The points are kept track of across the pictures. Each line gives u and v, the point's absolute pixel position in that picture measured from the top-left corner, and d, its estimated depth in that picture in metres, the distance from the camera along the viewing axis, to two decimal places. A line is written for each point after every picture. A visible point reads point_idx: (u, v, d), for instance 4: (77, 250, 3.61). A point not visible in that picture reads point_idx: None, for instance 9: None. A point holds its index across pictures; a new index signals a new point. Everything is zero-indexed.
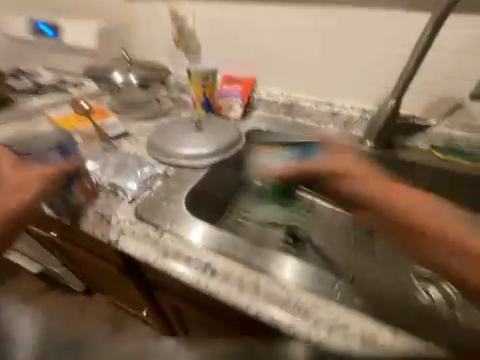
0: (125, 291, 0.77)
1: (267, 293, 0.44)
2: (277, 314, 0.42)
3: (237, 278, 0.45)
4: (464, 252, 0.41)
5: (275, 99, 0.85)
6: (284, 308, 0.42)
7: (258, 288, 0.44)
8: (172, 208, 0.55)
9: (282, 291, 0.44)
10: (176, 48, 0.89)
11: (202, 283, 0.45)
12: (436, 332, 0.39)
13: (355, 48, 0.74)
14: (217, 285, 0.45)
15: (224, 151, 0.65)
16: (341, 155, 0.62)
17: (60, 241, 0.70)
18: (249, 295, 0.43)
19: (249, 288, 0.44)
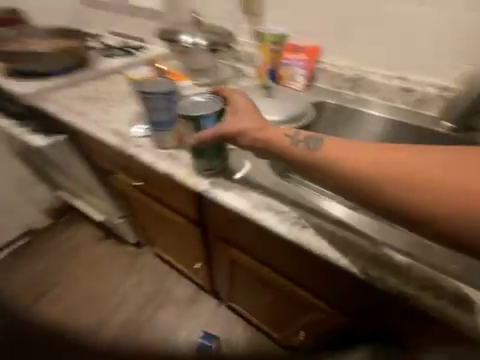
0: (183, 243, 0.87)
1: (360, 250, 0.42)
2: (377, 272, 0.40)
3: (328, 231, 0.44)
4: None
5: (340, 71, 0.80)
6: (382, 267, 0.41)
7: (350, 243, 0.43)
8: (251, 163, 0.54)
9: (374, 248, 0.43)
10: (238, 8, 0.83)
11: (291, 235, 0.44)
12: None
13: (455, 14, 0.63)
14: (308, 236, 0.43)
15: (297, 120, 0.64)
16: (243, 121, 0.44)
17: (131, 193, 0.78)
18: (343, 250, 0.42)
19: (342, 242, 0.43)
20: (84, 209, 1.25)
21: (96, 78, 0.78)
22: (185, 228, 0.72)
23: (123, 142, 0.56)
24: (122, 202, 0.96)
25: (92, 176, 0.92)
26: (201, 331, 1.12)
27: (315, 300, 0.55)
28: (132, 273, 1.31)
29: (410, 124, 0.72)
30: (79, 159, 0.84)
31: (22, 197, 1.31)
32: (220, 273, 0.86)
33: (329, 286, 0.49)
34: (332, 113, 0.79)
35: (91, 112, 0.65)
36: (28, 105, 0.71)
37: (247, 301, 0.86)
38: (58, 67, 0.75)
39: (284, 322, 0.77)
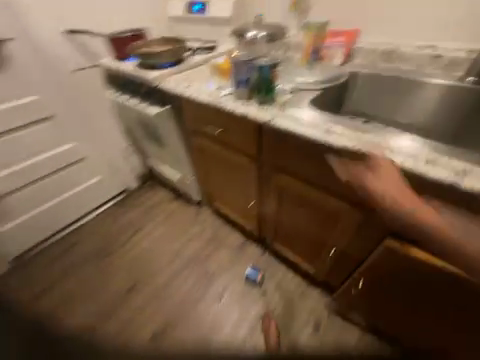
0: (243, 185, 1.16)
1: (374, 145, 0.62)
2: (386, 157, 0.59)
3: (353, 137, 0.65)
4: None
5: (375, 48, 0.97)
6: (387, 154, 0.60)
7: (365, 142, 0.63)
8: (299, 102, 0.77)
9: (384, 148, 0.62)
10: (290, 10, 1.09)
11: (326, 140, 0.65)
12: None
13: None
14: (338, 140, 0.64)
15: (334, 81, 0.86)
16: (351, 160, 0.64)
17: (210, 145, 1.12)
18: (363, 146, 0.62)
19: (363, 142, 0.63)
20: (167, 171, 1.69)
21: (189, 67, 1.13)
22: (246, 167, 1.01)
23: (215, 99, 0.86)
24: (198, 159, 1.32)
25: (179, 139, 1.30)
26: (250, 267, 1.42)
27: (343, 205, 0.77)
28: (197, 223, 1.72)
29: (440, 84, 0.86)
30: (175, 125, 1.22)
31: (124, 163, 1.82)
32: (269, 208, 1.12)
33: (353, 188, 0.70)
34: (365, 81, 0.97)
35: (191, 86, 0.98)
36: (151, 84, 1.10)
37: (290, 233, 1.11)
38: (168, 60, 1.12)
39: (320, 244, 0.99)
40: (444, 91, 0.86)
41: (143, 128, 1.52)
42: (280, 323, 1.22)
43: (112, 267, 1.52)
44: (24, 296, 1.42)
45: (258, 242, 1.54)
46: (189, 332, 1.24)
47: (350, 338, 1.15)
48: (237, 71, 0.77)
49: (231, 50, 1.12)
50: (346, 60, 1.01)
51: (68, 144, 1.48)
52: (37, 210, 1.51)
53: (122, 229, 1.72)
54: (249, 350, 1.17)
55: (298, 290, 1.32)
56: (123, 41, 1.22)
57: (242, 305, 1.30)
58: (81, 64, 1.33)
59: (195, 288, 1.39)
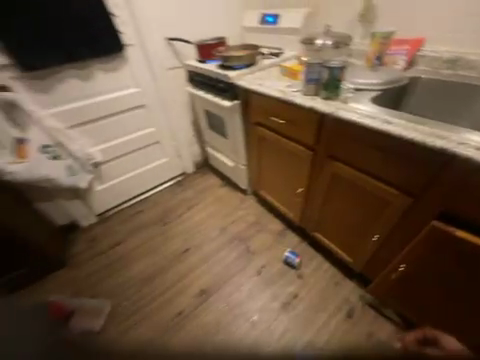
0: (293, 173, 1.31)
1: (429, 134, 0.71)
2: (439, 144, 0.68)
3: (408, 126, 0.75)
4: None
5: (439, 55, 1.03)
6: (440, 141, 0.68)
7: (420, 131, 0.73)
8: (359, 98, 0.91)
9: (438, 136, 0.70)
10: (356, 21, 1.22)
11: (382, 128, 0.77)
12: None
13: None
14: (394, 128, 0.75)
15: (395, 82, 0.96)
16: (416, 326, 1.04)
17: (270, 135, 1.30)
18: (418, 134, 0.71)
19: (418, 131, 0.73)
20: (221, 158, 1.93)
21: (260, 69, 1.35)
22: (301, 155, 1.16)
23: (284, 94, 1.05)
24: (254, 148, 1.52)
25: (241, 129, 1.52)
26: (288, 250, 1.53)
27: (391, 191, 0.86)
28: (242, 208, 1.91)
29: None
30: (240, 117, 1.45)
31: (187, 149, 2.14)
32: (316, 196, 1.24)
33: (403, 173, 0.79)
34: (423, 86, 1.04)
35: (263, 83, 1.19)
36: (227, 81, 1.34)
37: (333, 219, 1.21)
38: (243, 62, 1.35)
39: (363, 230, 1.07)
40: None
41: (209, 119, 1.79)
42: (314, 304, 1.30)
43: (168, 232, 1.80)
44: (102, 243, 1.75)
45: (297, 232, 1.65)
46: (230, 295, 1.38)
47: (385, 333, 1.17)
48: (309, 70, 0.93)
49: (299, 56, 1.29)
50: (407, 68, 1.09)
51: (151, 127, 1.84)
52: (121, 177, 1.90)
53: (179, 204, 2.03)
54: (284, 321, 1.25)
55: (333, 278, 1.39)
56: (208, 47, 1.51)
57: (278, 283, 1.40)
58: (171, 65, 1.65)
59: (236, 261, 1.54)
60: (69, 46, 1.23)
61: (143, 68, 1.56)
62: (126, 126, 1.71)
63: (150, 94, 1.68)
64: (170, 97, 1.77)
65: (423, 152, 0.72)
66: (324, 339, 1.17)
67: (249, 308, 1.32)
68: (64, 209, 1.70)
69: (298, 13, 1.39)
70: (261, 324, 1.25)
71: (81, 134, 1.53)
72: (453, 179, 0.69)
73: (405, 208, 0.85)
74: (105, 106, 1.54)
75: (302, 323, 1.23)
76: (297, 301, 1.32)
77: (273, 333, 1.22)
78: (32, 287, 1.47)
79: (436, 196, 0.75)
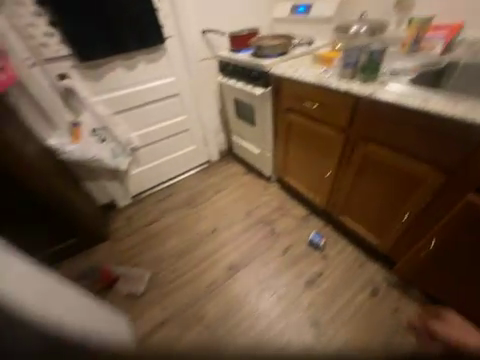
0: (322, 156, 1.37)
1: (467, 110, 0.76)
2: (477, 118, 0.72)
3: (446, 104, 0.80)
4: None
5: (478, 40, 1.05)
6: (479, 116, 0.73)
7: (459, 108, 0.77)
8: (396, 80, 0.96)
9: (477, 112, 0.74)
10: (391, 8, 1.24)
11: (420, 106, 0.82)
12: None
13: None
14: (431, 106, 0.80)
15: (432, 67, 1.01)
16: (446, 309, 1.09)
17: (301, 121, 1.37)
18: (456, 111, 0.76)
19: (456, 108, 0.77)
20: (247, 146, 2.01)
21: (292, 57, 1.41)
22: (332, 138, 1.22)
23: (320, 79, 1.11)
24: (282, 135, 1.59)
25: (271, 116, 1.59)
26: (313, 232, 1.60)
27: (424, 169, 0.91)
28: (266, 193, 2.00)
29: None
30: (270, 103, 1.52)
31: (214, 138, 2.24)
32: (344, 179, 1.30)
33: (437, 150, 0.85)
34: (463, 69, 1.04)
35: (297, 70, 1.25)
36: (261, 70, 1.41)
37: (361, 201, 1.27)
38: (276, 52, 1.43)
39: (393, 209, 1.12)
40: None
41: (238, 108, 1.88)
42: (339, 281, 1.37)
43: (197, 214, 1.92)
44: (137, 221, 1.90)
45: (321, 216, 1.72)
46: (258, 270, 1.48)
47: (409, 309, 1.22)
48: (349, 55, 1.00)
49: (333, 43, 1.33)
50: (445, 52, 1.07)
51: (183, 115, 1.96)
52: (155, 161, 2.05)
53: (206, 189, 2.15)
54: (310, 295, 1.33)
55: (358, 259, 1.45)
56: (245, 38, 1.60)
57: (303, 262, 1.48)
58: (205, 56, 1.75)
59: (262, 242, 1.64)
60: (119, 37, 1.36)
61: (180, 58, 1.67)
62: (161, 114, 1.84)
63: (184, 83, 1.79)
64: (201, 86, 1.88)
65: (461, 128, 0.77)
66: (350, 312, 1.24)
67: (277, 282, 1.41)
68: (106, 189, 1.87)
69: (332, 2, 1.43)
70: (289, 296, 1.34)
71: (122, 120, 1.68)
72: None
73: (437, 184, 0.90)
74: (145, 94, 1.67)
75: (328, 297, 1.31)
76: (322, 278, 1.39)
77: (300, 304, 1.30)
78: (79, 256, 1.65)
79: (470, 171, 0.79)
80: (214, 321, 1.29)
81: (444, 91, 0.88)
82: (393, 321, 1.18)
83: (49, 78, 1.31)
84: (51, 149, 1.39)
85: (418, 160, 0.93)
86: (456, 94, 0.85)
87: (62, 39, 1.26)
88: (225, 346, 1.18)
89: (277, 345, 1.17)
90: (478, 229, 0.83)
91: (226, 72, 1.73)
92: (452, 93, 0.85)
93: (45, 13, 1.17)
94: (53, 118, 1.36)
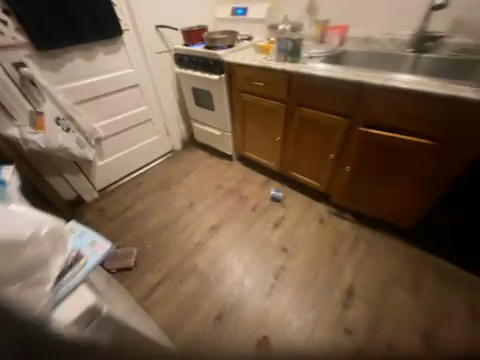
0: (271, 125, 1.75)
1: (351, 73, 1.23)
2: (355, 77, 1.19)
3: (339, 72, 1.26)
4: (405, 213, 1.43)
5: (357, 36, 1.59)
6: (355, 76, 1.20)
7: (347, 73, 1.24)
8: (312, 61, 1.41)
9: (355, 75, 1.22)
10: (304, 13, 1.72)
11: (325, 75, 1.27)
12: (413, 80, 1.11)
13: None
14: (331, 74, 1.26)
15: (330, 52, 1.49)
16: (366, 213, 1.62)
17: (252, 99, 1.72)
18: (345, 76, 1.22)
19: (346, 74, 1.24)
20: (208, 129, 2.26)
21: (238, 49, 1.75)
22: (277, 109, 1.62)
23: (264, 64, 1.49)
24: (238, 114, 1.92)
25: (227, 99, 1.89)
26: (274, 190, 1.99)
27: (336, 119, 1.38)
28: (231, 169, 2.29)
29: (416, 65, 1.37)
30: (226, 87, 1.82)
31: (176, 126, 2.40)
32: (289, 140, 1.71)
33: (340, 103, 1.32)
34: (354, 56, 1.55)
35: (244, 58, 1.60)
36: (216, 59, 1.71)
37: (302, 154, 1.70)
38: (223, 44, 1.76)
39: (323, 154, 1.58)
40: (421, 70, 1.37)
41: (196, 96, 2.12)
42: (297, 219, 1.77)
43: (171, 194, 2.05)
44: (110, 210, 1.92)
45: (277, 178, 2.13)
46: (235, 226, 1.76)
47: (344, 225, 1.70)
48: (281, 44, 1.42)
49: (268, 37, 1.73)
50: (341, 44, 1.58)
51: (144, 106, 2.06)
52: (120, 153, 2.06)
53: (175, 173, 2.28)
54: (278, 233, 1.69)
55: (308, 202, 1.89)
56: (194, 33, 1.86)
57: (269, 213, 1.84)
58: (161, 49, 1.94)
59: (234, 205, 1.92)
60: (79, 28, 1.44)
61: (137, 50, 1.81)
62: (123, 104, 1.90)
63: (142, 74, 1.92)
64: (159, 77, 2.04)
65: (350, 86, 1.23)
66: (307, 237, 1.65)
67: (252, 231, 1.72)
68: (72, 184, 1.81)
69: (263, 7, 1.84)
70: (262, 238, 1.67)
71: (85, 110, 1.70)
72: (366, 99, 1.22)
73: (344, 127, 1.37)
74: (105, 84, 1.73)
75: (291, 231, 1.69)
76: (285, 219, 1.78)
77: (271, 241, 1.64)
78: None
79: (360, 113, 1.27)
80: (205, 269, 1.50)
81: (339, 66, 1.36)
82: (335, 235, 1.65)
83: (6, 66, 1.29)
84: (11, 139, 1.36)
85: (331, 113, 1.39)
86: (346, 67, 1.34)
87: (18, 29, 1.28)
88: (217, 283, 1.43)
89: (259, 271, 1.48)
90: (369, 149, 1.33)
91: (182, 63, 1.95)
92: (343, 66, 1.34)
93: None
94: (12, 109, 1.35)
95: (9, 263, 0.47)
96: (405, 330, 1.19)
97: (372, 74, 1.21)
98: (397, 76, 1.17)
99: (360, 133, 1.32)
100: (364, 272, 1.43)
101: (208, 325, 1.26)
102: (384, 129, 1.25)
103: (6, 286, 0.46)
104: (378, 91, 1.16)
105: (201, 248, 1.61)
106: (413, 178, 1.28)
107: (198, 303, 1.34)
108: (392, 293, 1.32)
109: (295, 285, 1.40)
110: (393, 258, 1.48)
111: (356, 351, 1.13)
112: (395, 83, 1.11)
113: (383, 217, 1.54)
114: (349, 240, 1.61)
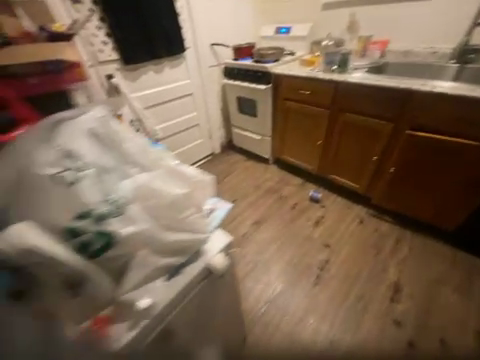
0: (313, 129, 1.89)
1: (398, 81, 1.36)
2: (403, 85, 1.32)
3: (385, 80, 1.40)
4: (451, 215, 1.46)
5: (397, 49, 1.73)
6: (403, 84, 1.33)
7: (394, 81, 1.37)
8: (358, 72, 1.57)
9: (402, 83, 1.34)
10: (345, 30, 1.91)
11: (372, 83, 1.41)
12: (461, 88, 1.21)
13: (451, 17, 1.49)
14: (378, 82, 1.40)
15: (373, 64, 1.64)
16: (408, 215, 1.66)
17: (296, 106, 1.90)
18: (392, 83, 1.35)
19: (393, 82, 1.37)
20: (249, 134, 2.46)
21: (284, 62, 1.96)
22: (321, 114, 1.77)
23: (312, 74, 1.67)
24: (280, 120, 2.09)
25: (271, 106, 2.09)
26: (312, 191, 2.10)
27: (381, 123, 1.50)
28: (267, 171, 2.45)
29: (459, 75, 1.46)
30: (271, 96, 2.02)
31: (217, 131, 2.64)
32: (330, 143, 1.84)
33: (387, 108, 1.44)
34: (395, 67, 1.68)
35: (291, 70, 1.80)
36: (265, 71, 1.92)
37: (344, 156, 1.80)
38: (271, 58, 1.98)
39: (365, 156, 1.68)
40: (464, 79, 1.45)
41: (240, 104, 2.34)
42: (336, 218, 1.86)
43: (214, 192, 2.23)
44: None
45: (313, 181, 2.24)
46: (276, 222, 1.89)
47: (385, 226, 1.75)
48: (328, 59, 1.63)
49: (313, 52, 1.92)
50: (381, 56, 1.73)
51: (194, 112, 2.31)
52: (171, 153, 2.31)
53: (216, 174, 2.48)
54: (319, 230, 1.78)
55: (346, 203, 1.97)
56: (244, 50, 2.12)
57: (308, 212, 1.95)
58: (213, 63, 2.21)
59: (274, 203, 2.06)
60: (157, 46, 1.73)
61: (194, 64, 2.10)
62: (178, 110, 2.17)
63: (196, 84, 2.19)
64: (209, 88, 2.30)
65: (397, 92, 1.36)
66: (348, 235, 1.72)
67: (293, 227, 1.83)
68: None
69: (306, 26, 2.06)
70: (304, 234, 1.77)
71: (150, 114, 1.97)
72: (413, 104, 1.33)
73: (389, 130, 1.48)
74: (167, 92, 2.00)
75: (331, 229, 1.78)
76: (324, 218, 1.87)
77: (313, 237, 1.74)
78: None
79: (406, 116, 1.38)
80: (252, 258, 1.63)
81: (384, 75, 1.50)
82: (376, 234, 1.70)
83: (99, 78, 1.59)
84: None
85: (377, 118, 1.51)
86: (391, 76, 1.47)
87: (114, 47, 1.59)
88: (265, 271, 1.55)
89: (303, 263, 1.58)
90: (414, 150, 1.42)
91: (231, 75, 2.20)
92: (389, 76, 1.47)
93: (104, 26, 1.51)
94: None
95: (190, 198, 0.52)
96: (456, 327, 1.21)
97: (419, 83, 1.32)
98: (446, 84, 1.27)
99: (405, 135, 1.42)
100: (409, 270, 1.46)
101: (261, 307, 1.37)
102: (431, 131, 1.34)
103: (189, 213, 0.52)
104: (426, 97, 1.28)
105: (248, 239, 1.75)
106: (461, 180, 1.33)
107: (249, 287, 1.46)
108: (439, 292, 1.34)
109: (340, 278, 1.47)
110: (438, 260, 1.50)
111: (406, 341, 1.18)
112: (442, 90, 1.21)
113: (426, 218, 1.58)
114: (391, 240, 1.66)
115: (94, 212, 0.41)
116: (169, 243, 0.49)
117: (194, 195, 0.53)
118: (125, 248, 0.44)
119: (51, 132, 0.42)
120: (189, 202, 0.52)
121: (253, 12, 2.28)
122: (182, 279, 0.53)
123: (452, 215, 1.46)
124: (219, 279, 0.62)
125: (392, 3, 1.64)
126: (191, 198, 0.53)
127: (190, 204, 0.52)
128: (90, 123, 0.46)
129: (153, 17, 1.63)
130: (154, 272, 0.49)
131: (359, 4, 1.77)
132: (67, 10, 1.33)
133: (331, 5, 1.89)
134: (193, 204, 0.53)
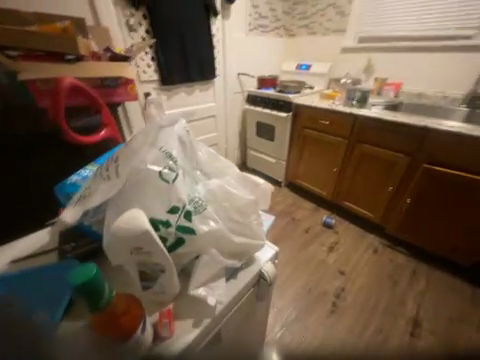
0: (330, 156, 1.99)
1: (415, 119, 1.48)
2: (419, 123, 1.43)
3: (403, 117, 1.52)
4: (469, 251, 1.46)
5: (411, 91, 1.90)
6: (419, 122, 1.44)
7: (411, 119, 1.49)
8: (375, 108, 1.71)
9: (419, 121, 1.46)
10: (362, 72, 2.11)
11: (390, 119, 1.54)
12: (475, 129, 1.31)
13: (461, 68, 1.67)
14: (396, 118, 1.52)
15: (389, 103, 1.79)
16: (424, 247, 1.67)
17: (315, 134, 2.02)
18: (410, 121, 1.47)
19: (410, 119, 1.49)
20: (264, 156, 2.56)
21: (305, 95, 2.14)
22: (339, 143, 1.88)
23: (332, 107, 1.82)
24: (298, 145, 2.21)
25: (289, 132, 2.21)
26: (325, 217, 2.12)
27: (398, 155, 1.58)
28: (280, 193, 2.50)
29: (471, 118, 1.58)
30: (290, 123, 2.16)
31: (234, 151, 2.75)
32: (346, 170, 1.91)
33: (404, 142, 1.53)
34: (410, 106, 1.82)
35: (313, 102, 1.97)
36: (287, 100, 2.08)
37: (359, 184, 1.86)
38: (293, 90, 2.17)
39: (381, 185, 1.74)
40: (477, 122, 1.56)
41: (259, 128, 2.48)
42: (350, 245, 1.86)
43: None
44: None
45: (326, 207, 2.28)
46: (289, 244, 1.89)
47: (400, 257, 1.74)
48: (348, 95, 1.79)
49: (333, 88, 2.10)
50: (396, 96, 1.89)
51: (215, 132, 2.45)
52: None
53: None
54: (333, 256, 1.77)
55: (359, 231, 1.98)
56: (266, 81, 2.31)
57: (322, 236, 1.95)
58: (238, 90, 2.41)
59: (287, 225, 2.08)
60: (192, 72, 1.91)
61: (221, 90, 2.28)
62: (201, 129, 2.30)
63: (221, 107, 2.35)
64: (231, 111, 2.47)
65: (415, 129, 1.47)
66: (363, 263, 1.71)
67: (307, 250, 1.83)
68: None
69: (326, 65, 2.28)
70: (318, 258, 1.76)
71: None
72: (429, 140, 1.43)
73: (406, 162, 1.56)
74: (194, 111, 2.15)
75: (346, 256, 1.77)
76: (338, 244, 1.87)
77: (327, 263, 1.72)
78: None
79: (423, 150, 1.47)
80: None
81: (400, 113, 1.63)
82: (392, 265, 1.69)
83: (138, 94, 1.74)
84: None
85: (394, 150, 1.60)
86: (407, 114, 1.60)
87: (156, 70, 1.76)
88: (279, 294, 1.51)
89: (319, 288, 1.55)
90: (432, 183, 1.48)
91: (254, 101, 2.38)
92: (405, 114, 1.60)
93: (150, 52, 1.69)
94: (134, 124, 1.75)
95: (254, 206, 0.56)
96: None
97: (435, 121, 1.43)
98: (460, 125, 1.38)
99: (422, 168, 1.49)
100: (428, 305, 1.43)
101: (276, 332, 1.31)
102: (448, 167, 1.41)
103: (250, 220, 0.56)
104: (442, 135, 1.38)
105: None
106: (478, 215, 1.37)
107: None
108: (461, 331, 1.30)
109: (357, 307, 1.43)
110: (457, 297, 1.47)
111: None
112: (458, 130, 1.32)
113: (443, 252, 1.58)
114: (407, 272, 1.64)
115: (183, 207, 0.45)
116: (233, 245, 0.53)
117: (256, 203, 0.57)
118: (199, 245, 0.48)
119: (148, 133, 0.48)
120: (252, 209, 0.56)
121: (277, 49, 2.54)
122: (239, 283, 0.55)
123: (470, 250, 1.46)
124: (264, 288, 0.64)
125: (407, 53, 1.85)
126: (254, 205, 0.57)
127: (252, 211, 0.56)
128: (180, 131, 0.52)
129: (194, 47, 1.83)
130: (218, 274, 0.51)
131: (376, 51, 1.99)
132: (123, 36, 1.52)
133: (349, 50, 2.13)
134: (254, 210, 0.57)
